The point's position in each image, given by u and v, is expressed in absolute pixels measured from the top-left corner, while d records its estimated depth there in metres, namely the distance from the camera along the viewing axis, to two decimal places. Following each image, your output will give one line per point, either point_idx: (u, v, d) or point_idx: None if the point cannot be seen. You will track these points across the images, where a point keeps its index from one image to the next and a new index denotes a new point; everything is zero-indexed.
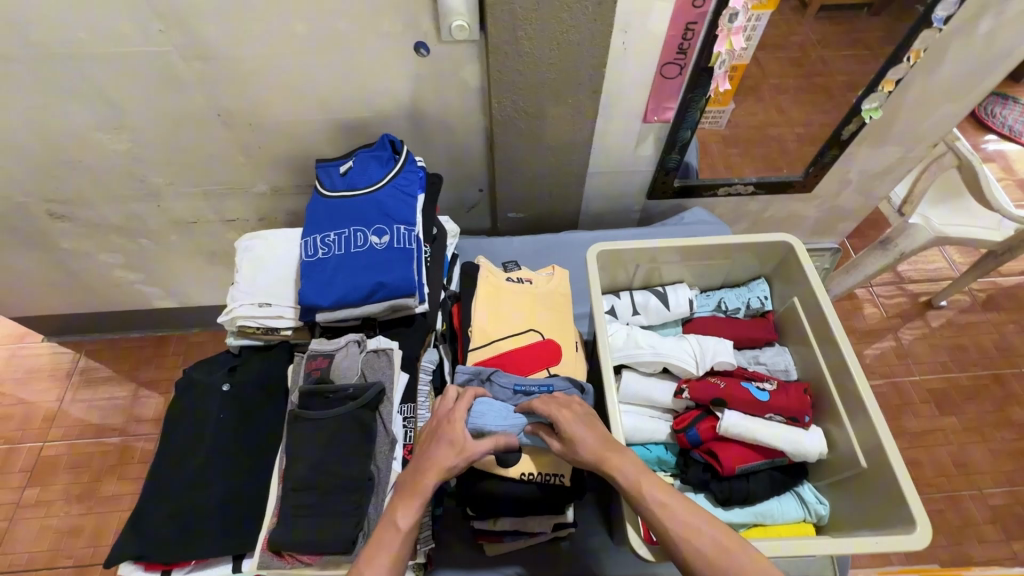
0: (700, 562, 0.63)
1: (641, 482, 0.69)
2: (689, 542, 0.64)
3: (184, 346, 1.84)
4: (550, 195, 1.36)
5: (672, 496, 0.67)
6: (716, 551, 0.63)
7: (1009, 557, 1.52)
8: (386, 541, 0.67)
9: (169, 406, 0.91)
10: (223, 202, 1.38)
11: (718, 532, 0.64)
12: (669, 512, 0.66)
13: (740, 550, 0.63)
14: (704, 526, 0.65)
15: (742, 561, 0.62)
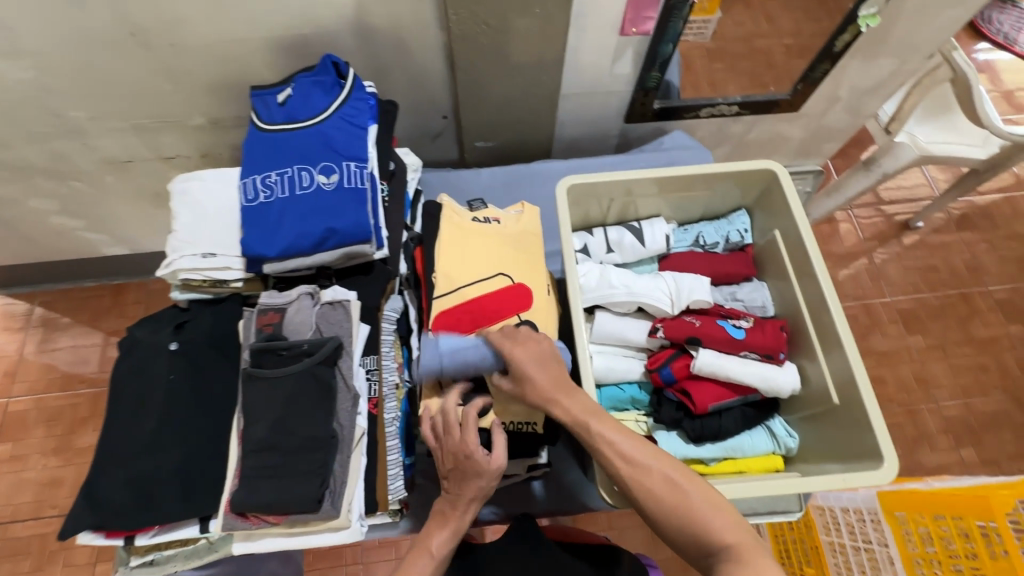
0: (652, 499, 0.63)
1: (587, 421, 0.68)
2: (639, 481, 0.64)
3: (144, 294, 1.74)
4: (520, 121, 1.25)
5: (624, 440, 0.66)
6: (665, 489, 0.62)
7: (957, 463, 1.62)
8: (420, 566, 0.75)
9: (115, 369, 0.86)
10: (158, 138, 1.24)
11: (666, 469, 0.64)
12: (620, 452, 0.66)
13: (686, 485, 0.62)
14: (652, 467, 0.64)
15: (689, 495, 0.62)
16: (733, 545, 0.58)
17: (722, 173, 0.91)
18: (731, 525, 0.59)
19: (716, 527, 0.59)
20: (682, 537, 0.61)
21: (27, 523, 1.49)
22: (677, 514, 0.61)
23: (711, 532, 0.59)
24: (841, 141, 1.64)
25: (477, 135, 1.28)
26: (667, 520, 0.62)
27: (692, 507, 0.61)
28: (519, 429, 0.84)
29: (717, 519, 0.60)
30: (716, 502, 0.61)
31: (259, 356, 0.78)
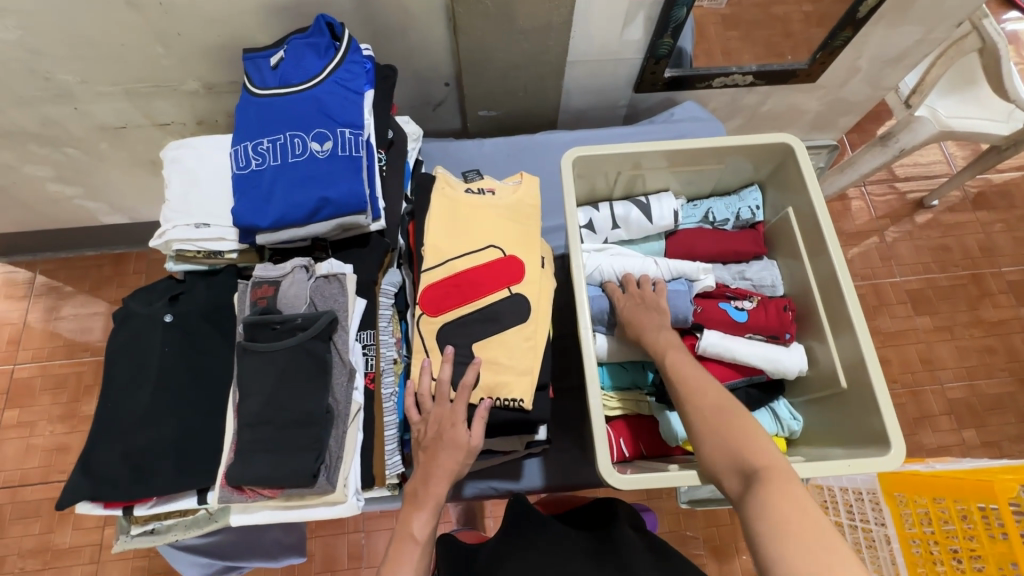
0: (698, 418, 0.65)
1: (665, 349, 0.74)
2: (691, 400, 0.67)
3: (145, 264, 1.73)
4: (524, 89, 1.20)
5: (682, 362, 0.71)
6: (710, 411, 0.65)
7: (958, 444, 1.62)
8: (409, 555, 0.72)
9: (109, 341, 0.85)
10: (152, 104, 1.20)
11: (719, 392, 0.67)
12: (679, 371, 0.70)
13: (737, 414, 0.64)
14: (703, 387, 0.67)
15: (733, 419, 0.63)
16: (770, 471, 0.58)
17: (735, 146, 0.87)
18: (772, 457, 0.59)
19: (755, 452, 0.60)
20: (718, 455, 0.62)
21: (36, 487, 1.52)
22: (719, 433, 0.63)
23: (749, 457, 0.60)
24: (859, 115, 1.58)
25: (480, 104, 1.24)
26: (706, 429, 0.64)
27: (729, 432, 0.63)
28: (508, 406, 0.80)
29: (755, 444, 0.61)
30: (762, 435, 0.61)
31: (253, 330, 0.77)
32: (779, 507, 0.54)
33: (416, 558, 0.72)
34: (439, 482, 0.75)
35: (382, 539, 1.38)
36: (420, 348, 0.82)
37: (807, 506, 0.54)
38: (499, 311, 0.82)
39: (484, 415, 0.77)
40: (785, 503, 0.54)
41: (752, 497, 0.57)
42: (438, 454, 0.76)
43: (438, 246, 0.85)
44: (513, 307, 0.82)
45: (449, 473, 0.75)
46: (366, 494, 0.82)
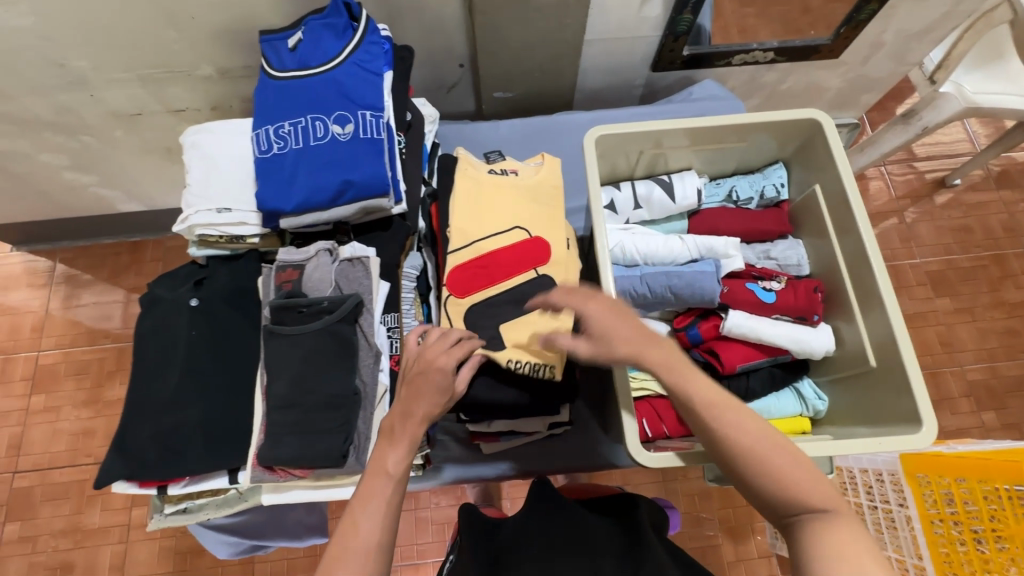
0: (742, 457, 0.59)
1: (682, 372, 0.63)
2: (730, 437, 0.60)
3: (161, 251, 1.74)
4: (540, 69, 1.18)
5: (713, 391, 0.62)
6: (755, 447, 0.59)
7: (977, 426, 1.60)
8: (379, 491, 0.61)
9: (136, 325, 0.86)
10: (167, 90, 1.20)
11: (763, 424, 0.60)
12: (715, 400, 0.61)
13: (787, 450, 0.59)
14: (744, 422, 0.60)
15: (782, 456, 0.58)
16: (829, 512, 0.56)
17: (761, 123, 0.85)
18: (829, 493, 0.57)
19: (810, 490, 0.57)
20: (769, 494, 0.58)
21: (64, 470, 1.56)
22: (769, 472, 0.58)
23: (806, 497, 0.56)
24: (881, 92, 1.54)
25: (495, 85, 1.22)
26: (754, 468, 0.58)
27: (781, 471, 0.58)
28: (537, 370, 0.81)
29: (807, 482, 0.57)
30: (812, 469, 0.58)
31: (280, 313, 0.77)
32: (845, 552, 0.53)
33: (390, 493, 0.62)
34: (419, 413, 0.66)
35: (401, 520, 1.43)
36: None
37: (871, 548, 0.53)
38: (522, 294, 0.82)
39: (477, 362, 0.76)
40: (852, 548, 0.53)
41: (814, 542, 0.54)
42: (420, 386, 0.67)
43: (461, 228, 0.85)
44: (539, 287, 0.82)
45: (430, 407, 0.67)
46: None
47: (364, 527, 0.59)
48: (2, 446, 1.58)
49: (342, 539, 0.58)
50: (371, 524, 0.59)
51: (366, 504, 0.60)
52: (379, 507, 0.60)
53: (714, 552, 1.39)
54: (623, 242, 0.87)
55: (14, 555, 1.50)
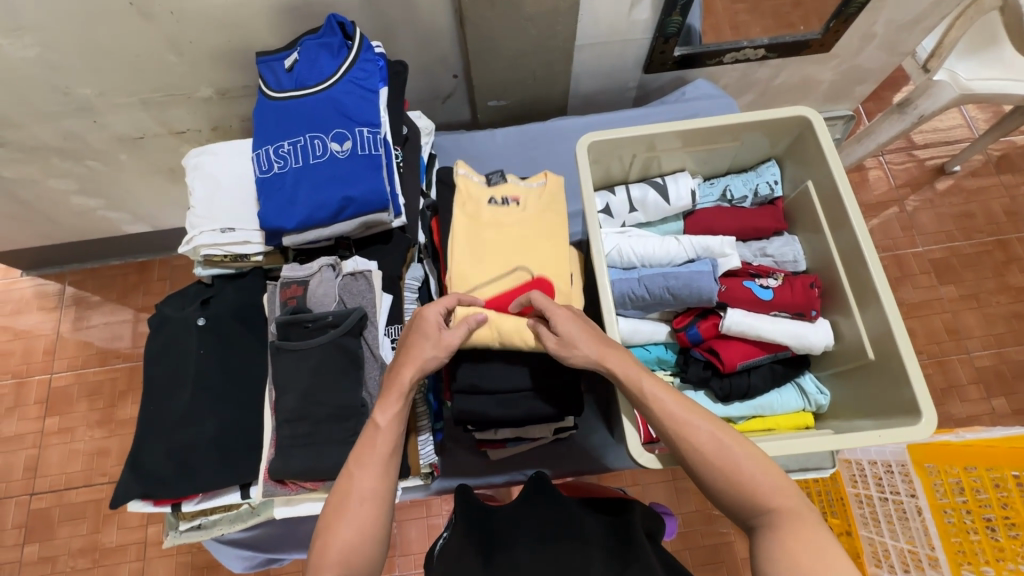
0: (701, 464, 0.62)
1: (640, 378, 0.68)
2: (690, 445, 0.63)
3: (168, 270, 1.77)
4: (533, 76, 1.20)
5: (674, 400, 0.65)
6: (712, 447, 0.62)
7: (987, 413, 1.59)
8: (374, 443, 0.67)
9: (147, 345, 0.87)
10: (168, 112, 1.22)
11: (723, 431, 0.63)
12: (676, 410, 0.65)
13: (746, 452, 0.62)
14: (705, 429, 0.63)
15: (739, 460, 0.61)
16: (785, 514, 0.59)
17: (751, 122, 0.86)
18: (784, 497, 0.59)
19: (768, 496, 0.60)
20: (729, 498, 0.61)
21: (80, 490, 1.58)
22: (724, 475, 0.61)
23: (761, 501, 0.60)
24: (875, 82, 1.55)
25: (490, 93, 1.24)
26: (712, 472, 0.62)
27: (738, 472, 0.61)
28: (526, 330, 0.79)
29: (764, 483, 0.60)
30: (772, 475, 0.61)
31: (286, 329, 0.79)
32: (798, 553, 0.56)
33: (383, 445, 0.66)
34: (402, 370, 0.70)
35: (413, 529, 1.46)
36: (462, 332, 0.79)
37: (825, 548, 0.56)
38: None
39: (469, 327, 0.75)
40: (800, 547, 0.56)
41: (768, 544, 0.58)
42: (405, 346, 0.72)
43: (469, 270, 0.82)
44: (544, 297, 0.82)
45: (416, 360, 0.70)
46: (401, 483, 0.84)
47: (361, 478, 0.64)
48: (19, 468, 1.61)
49: (347, 481, 0.64)
50: (368, 473, 0.64)
51: (364, 455, 0.66)
52: (376, 459, 0.66)
53: (727, 549, 1.39)
54: (619, 246, 0.88)
55: None
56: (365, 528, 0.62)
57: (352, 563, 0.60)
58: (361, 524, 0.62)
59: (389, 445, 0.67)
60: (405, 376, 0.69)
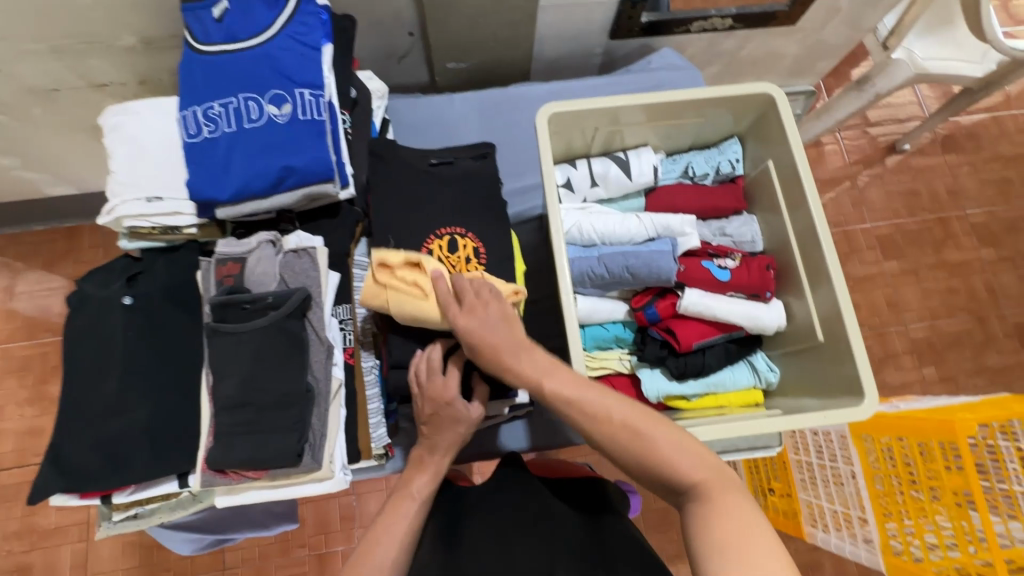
0: (616, 445, 0.62)
1: (548, 373, 0.67)
2: (604, 429, 0.63)
3: (100, 238, 1.62)
4: (494, 38, 1.13)
5: (581, 389, 0.65)
6: (627, 433, 0.62)
7: (918, 380, 1.70)
8: (404, 510, 0.73)
9: (66, 327, 0.80)
10: (85, 62, 1.08)
11: (630, 411, 0.63)
12: (584, 392, 0.65)
13: (654, 432, 0.61)
14: (614, 411, 0.63)
15: (654, 439, 0.61)
16: (700, 485, 0.57)
17: (716, 97, 0.83)
18: (699, 468, 0.58)
19: (683, 469, 0.59)
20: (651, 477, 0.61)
21: (12, 471, 1.48)
22: (643, 459, 0.61)
23: (682, 475, 0.59)
24: (837, 58, 1.55)
25: (447, 55, 1.16)
26: (634, 457, 0.61)
27: (657, 454, 0.60)
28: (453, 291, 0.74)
29: (685, 460, 0.59)
30: (682, 449, 0.60)
31: (222, 311, 0.74)
32: (720, 524, 0.54)
33: (414, 514, 0.73)
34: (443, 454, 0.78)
35: (371, 501, 1.45)
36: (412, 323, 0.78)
37: (748, 515, 0.54)
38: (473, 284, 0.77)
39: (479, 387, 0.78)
40: (725, 519, 0.54)
41: (695, 516, 0.56)
42: (433, 438, 0.77)
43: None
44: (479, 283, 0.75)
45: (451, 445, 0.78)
46: (353, 467, 0.81)
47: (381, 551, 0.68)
48: None
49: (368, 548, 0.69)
50: (389, 540, 0.69)
51: (393, 521, 0.71)
52: (402, 527, 0.71)
53: (676, 512, 1.46)
54: (580, 223, 0.86)
55: None
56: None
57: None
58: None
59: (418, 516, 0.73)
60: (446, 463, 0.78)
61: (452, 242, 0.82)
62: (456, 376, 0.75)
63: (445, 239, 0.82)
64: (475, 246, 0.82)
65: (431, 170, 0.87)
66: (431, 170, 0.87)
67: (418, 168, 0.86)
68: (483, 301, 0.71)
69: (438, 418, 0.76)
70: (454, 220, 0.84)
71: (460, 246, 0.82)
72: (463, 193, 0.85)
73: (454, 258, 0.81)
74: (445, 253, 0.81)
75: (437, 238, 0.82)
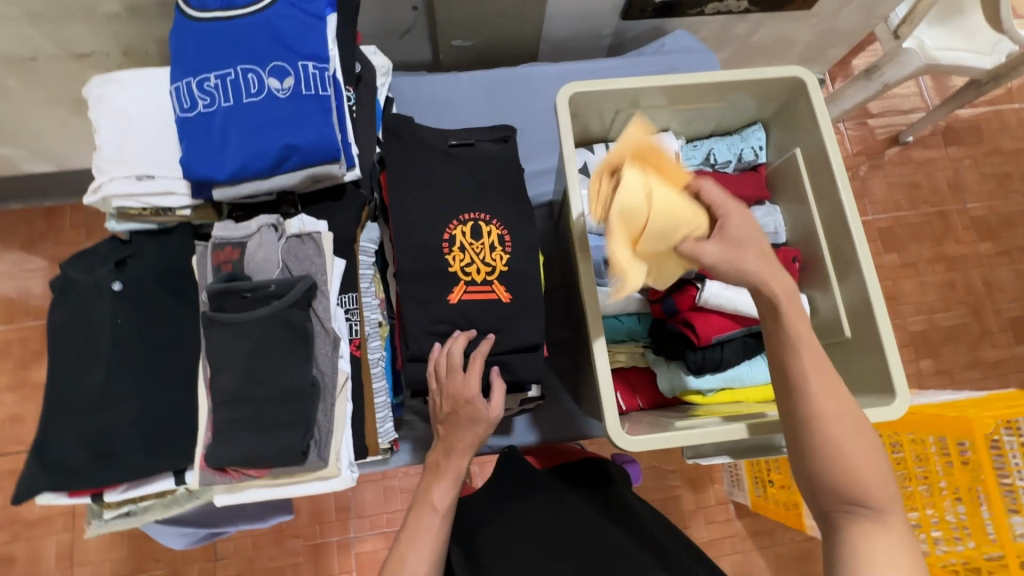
0: (824, 444, 0.55)
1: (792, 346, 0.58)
2: (817, 422, 0.56)
3: (82, 218, 1.55)
4: (503, 14, 1.07)
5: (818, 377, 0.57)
6: (841, 433, 0.55)
7: (914, 373, 1.71)
8: (427, 524, 0.69)
9: (50, 314, 0.74)
10: (64, 29, 1.01)
11: (850, 410, 0.56)
12: (811, 376, 0.57)
13: (859, 442, 0.55)
14: (834, 412, 0.56)
15: (858, 450, 0.55)
16: (879, 510, 0.54)
17: (743, 81, 0.80)
18: (890, 492, 0.54)
19: (872, 487, 0.54)
20: (831, 479, 0.55)
21: None
22: (843, 469, 0.55)
23: (868, 499, 0.54)
24: (849, 46, 1.51)
25: (453, 31, 1.10)
26: (835, 464, 0.55)
27: (856, 466, 0.55)
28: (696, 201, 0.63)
29: (881, 485, 0.55)
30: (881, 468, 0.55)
31: (220, 299, 0.69)
32: (885, 553, 0.52)
33: (437, 528, 0.69)
34: (459, 457, 0.74)
35: (368, 492, 1.42)
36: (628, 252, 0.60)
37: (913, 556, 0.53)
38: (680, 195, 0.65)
39: (499, 381, 0.76)
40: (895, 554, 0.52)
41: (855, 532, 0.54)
42: (450, 439, 0.74)
43: (410, 287, 0.76)
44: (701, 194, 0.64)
45: (468, 446, 0.75)
46: (359, 463, 0.77)
47: (414, 563, 0.66)
48: None
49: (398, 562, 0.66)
50: (419, 554, 0.67)
51: (416, 538, 0.68)
52: (429, 542, 0.68)
53: (675, 503, 1.45)
54: None
55: None
56: None
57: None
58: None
59: (441, 528, 0.70)
60: (463, 465, 0.74)
61: (474, 227, 0.78)
62: (475, 374, 0.72)
63: (467, 225, 0.78)
64: (499, 233, 0.78)
65: (452, 152, 0.82)
66: (452, 152, 0.82)
67: (438, 149, 0.82)
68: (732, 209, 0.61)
69: (454, 416, 0.74)
70: (476, 205, 0.79)
71: (483, 233, 0.78)
72: (473, 176, 0.81)
73: (477, 245, 0.77)
74: (468, 239, 0.77)
75: (460, 223, 0.78)
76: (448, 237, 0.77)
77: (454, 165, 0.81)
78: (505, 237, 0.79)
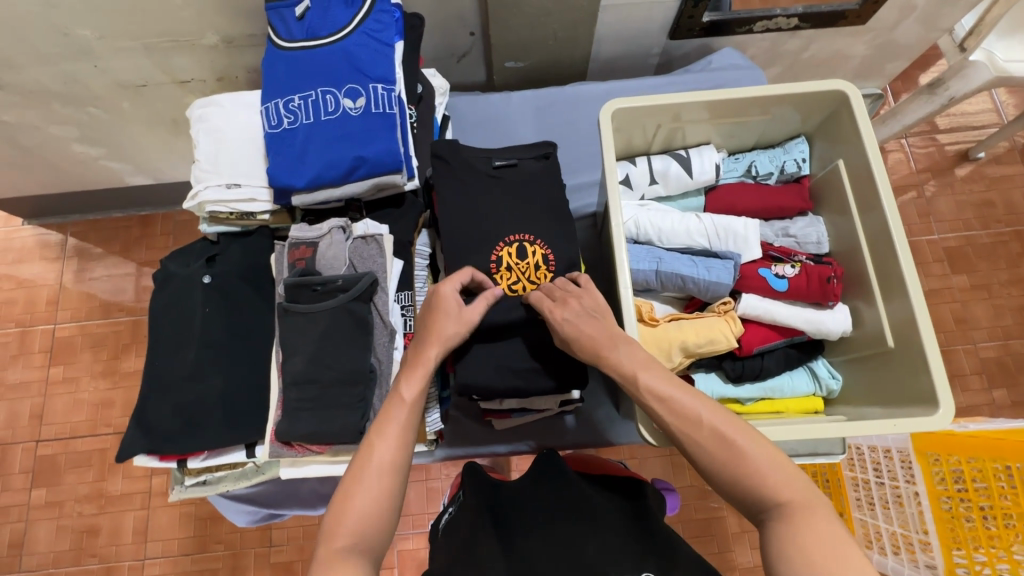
0: (703, 453, 0.60)
1: (637, 370, 0.66)
2: (690, 435, 0.61)
3: (172, 225, 1.74)
4: (553, 37, 1.14)
5: (675, 389, 0.64)
6: (716, 444, 0.60)
7: (987, 404, 1.59)
8: (395, 414, 0.64)
9: (152, 301, 0.86)
10: (172, 59, 1.16)
11: (721, 416, 0.61)
12: (676, 398, 0.63)
13: (739, 437, 0.60)
14: (709, 416, 0.61)
15: (744, 449, 0.59)
16: (792, 505, 0.56)
17: (785, 95, 0.82)
18: (782, 484, 0.57)
19: (774, 484, 0.57)
20: (720, 475, 0.60)
21: (86, 439, 1.60)
22: (727, 467, 0.59)
23: (769, 491, 0.57)
24: (907, 60, 1.48)
25: (507, 54, 1.18)
26: (717, 466, 0.60)
27: (743, 461, 0.59)
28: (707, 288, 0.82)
29: (775, 476, 0.58)
30: (768, 457, 0.58)
31: (295, 291, 0.78)
32: (813, 548, 0.53)
33: (406, 416, 0.64)
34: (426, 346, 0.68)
35: (413, 491, 1.48)
36: (671, 342, 0.79)
37: (836, 537, 0.53)
38: (707, 275, 0.81)
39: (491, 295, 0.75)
40: (814, 539, 0.53)
41: (779, 538, 0.55)
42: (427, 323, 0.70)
43: None
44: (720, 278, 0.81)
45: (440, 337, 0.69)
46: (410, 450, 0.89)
47: (381, 450, 0.61)
48: (25, 416, 1.62)
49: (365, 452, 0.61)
50: (387, 440, 0.62)
51: (384, 427, 0.63)
52: (396, 431, 0.62)
53: (718, 524, 1.42)
54: (637, 218, 0.86)
55: (42, 520, 1.55)
56: (385, 493, 0.59)
57: (363, 536, 0.56)
58: (378, 492, 0.59)
59: (411, 417, 0.64)
60: (432, 353, 0.68)
61: (520, 248, 0.83)
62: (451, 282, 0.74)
63: (513, 246, 0.83)
64: (544, 253, 0.84)
65: (494, 174, 0.88)
66: (495, 174, 0.88)
67: (483, 171, 0.88)
68: (573, 295, 0.75)
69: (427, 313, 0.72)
70: (522, 227, 0.85)
71: (528, 254, 0.83)
72: (520, 199, 0.86)
73: (523, 264, 0.83)
74: (514, 259, 0.83)
75: (506, 244, 0.83)
76: (495, 258, 0.83)
77: (496, 187, 0.87)
78: (550, 246, 0.84)
